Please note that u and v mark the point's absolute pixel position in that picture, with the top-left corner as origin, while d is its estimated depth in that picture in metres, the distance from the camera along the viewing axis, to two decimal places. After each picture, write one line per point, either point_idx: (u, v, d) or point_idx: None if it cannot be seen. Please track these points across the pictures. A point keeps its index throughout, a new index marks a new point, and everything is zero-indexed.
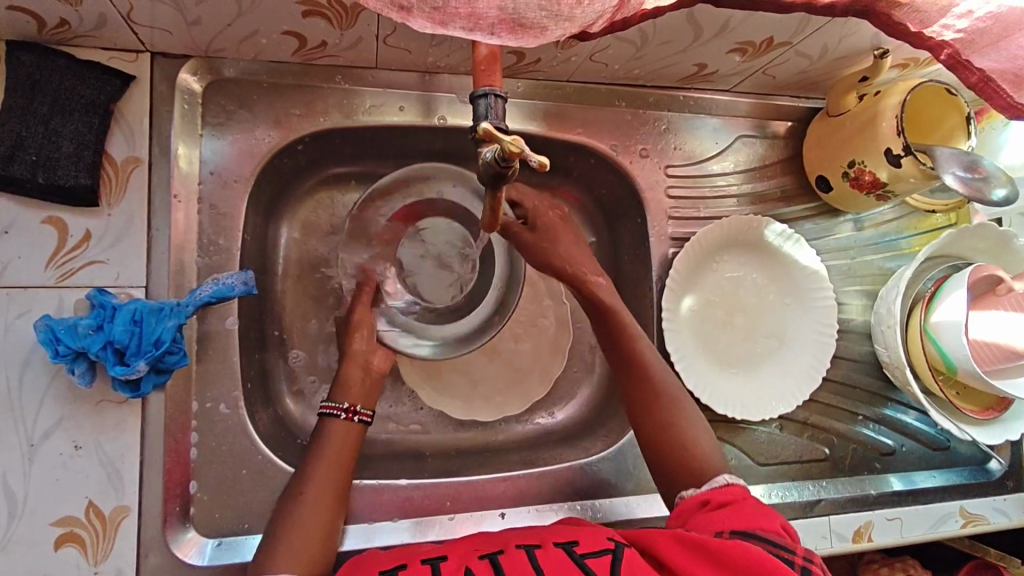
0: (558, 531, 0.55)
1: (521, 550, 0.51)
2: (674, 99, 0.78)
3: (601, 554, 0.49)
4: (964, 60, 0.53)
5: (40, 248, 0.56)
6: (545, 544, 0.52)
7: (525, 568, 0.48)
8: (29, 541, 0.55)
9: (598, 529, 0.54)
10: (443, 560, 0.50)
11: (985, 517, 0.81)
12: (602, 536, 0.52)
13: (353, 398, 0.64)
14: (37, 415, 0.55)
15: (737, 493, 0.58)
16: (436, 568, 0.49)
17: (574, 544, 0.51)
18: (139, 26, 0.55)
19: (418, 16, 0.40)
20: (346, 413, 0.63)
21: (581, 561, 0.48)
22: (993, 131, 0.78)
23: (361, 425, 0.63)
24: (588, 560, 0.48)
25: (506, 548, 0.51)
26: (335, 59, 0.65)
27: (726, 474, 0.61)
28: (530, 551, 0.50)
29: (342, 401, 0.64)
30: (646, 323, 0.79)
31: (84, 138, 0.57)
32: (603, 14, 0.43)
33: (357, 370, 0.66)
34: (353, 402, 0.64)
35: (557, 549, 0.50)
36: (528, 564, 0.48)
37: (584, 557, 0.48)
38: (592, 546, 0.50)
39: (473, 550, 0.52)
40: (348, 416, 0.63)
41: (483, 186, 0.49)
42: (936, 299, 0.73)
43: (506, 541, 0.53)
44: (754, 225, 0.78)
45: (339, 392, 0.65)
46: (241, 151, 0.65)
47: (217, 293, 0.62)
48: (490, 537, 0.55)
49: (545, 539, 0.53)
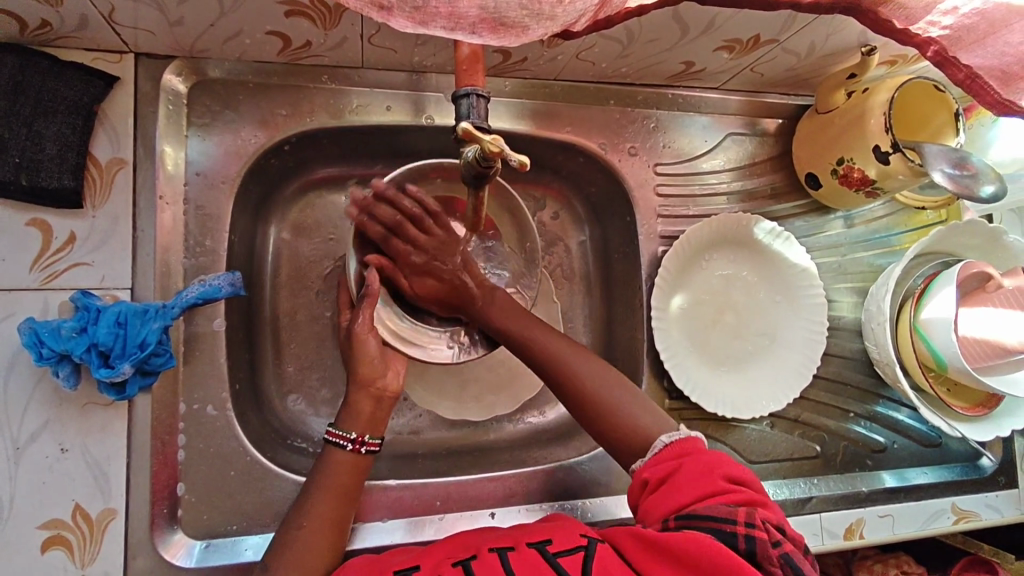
0: (533, 532, 0.55)
1: (495, 554, 0.50)
2: (662, 97, 0.78)
3: (573, 552, 0.49)
4: (951, 57, 0.53)
5: (24, 251, 0.56)
6: (518, 545, 0.52)
7: (497, 568, 0.48)
8: (15, 544, 0.55)
9: (568, 527, 0.54)
10: (416, 570, 0.50)
11: (977, 513, 0.81)
12: (574, 534, 0.53)
13: (361, 427, 0.60)
14: (22, 418, 0.55)
15: (672, 457, 0.57)
16: None
17: (547, 543, 0.51)
18: (122, 27, 0.55)
19: (398, 15, 0.39)
20: (353, 444, 0.59)
21: (553, 560, 0.48)
22: (981, 127, 0.77)
23: (368, 457, 0.59)
24: (560, 559, 0.48)
25: (479, 551, 0.51)
26: (321, 59, 0.64)
27: (667, 433, 0.60)
28: (504, 553, 0.50)
29: (350, 431, 0.59)
30: (637, 322, 0.79)
31: (68, 140, 0.57)
32: (586, 12, 0.43)
33: (368, 400, 0.61)
34: (361, 431, 0.60)
35: (529, 548, 0.50)
36: (502, 563, 0.48)
37: (556, 555, 0.49)
38: (563, 545, 0.51)
39: (447, 558, 0.52)
40: (355, 447, 0.59)
41: (466, 186, 0.49)
42: (925, 297, 0.73)
43: (479, 545, 0.53)
44: (744, 223, 0.78)
45: (345, 418, 0.60)
46: (227, 152, 0.64)
47: (203, 295, 0.61)
48: (464, 542, 0.55)
49: (518, 540, 0.53)
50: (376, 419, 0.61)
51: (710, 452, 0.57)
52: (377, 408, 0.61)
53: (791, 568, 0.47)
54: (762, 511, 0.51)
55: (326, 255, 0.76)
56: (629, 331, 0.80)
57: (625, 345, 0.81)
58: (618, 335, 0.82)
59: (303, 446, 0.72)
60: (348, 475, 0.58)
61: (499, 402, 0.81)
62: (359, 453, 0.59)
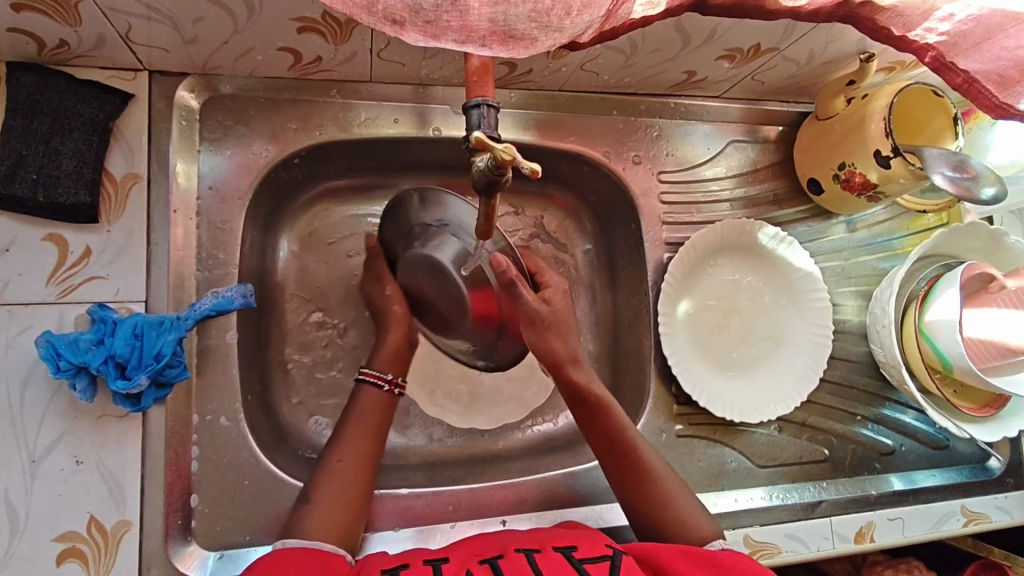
0: (555, 537, 0.56)
1: (522, 554, 0.52)
2: (665, 106, 0.79)
3: (599, 561, 0.51)
4: (948, 62, 0.54)
5: (41, 264, 0.57)
6: (543, 548, 0.53)
7: (526, 567, 0.49)
8: (32, 557, 0.55)
9: (594, 535, 0.56)
10: (446, 561, 0.52)
11: (987, 516, 0.81)
12: (600, 544, 0.54)
13: (394, 370, 0.68)
14: (39, 431, 0.56)
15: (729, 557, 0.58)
16: (438, 568, 0.51)
17: (572, 549, 0.53)
18: (137, 45, 0.56)
19: (411, 30, 0.41)
20: (388, 385, 0.67)
21: (581, 565, 0.50)
22: (980, 130, 0.78)
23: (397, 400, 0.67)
24: (587, 565, 0.50)
25: (507, 551, 0.53)
26: (330, 74, 0.66)
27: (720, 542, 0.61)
28: (531, 553, 0.52)
29: (386, 372, 0.67)
30: (643, 328, 0.79)
31: (84, 156, 0.58)
32: (592, 25, 0.44)
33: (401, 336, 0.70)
34: (394, 374, 0.68)
35: (556, 552, 0.52)
36: (530, 563, 0.50)
37: (583, 562, 0.50)
38: (588, 552, 0.53)
39: (475, 553, 0.53)
40: (390, 388, 0.67)
41: (477, 196, 0.49)
42: (929, 298, 0.74)
43: (506, 544, 0.55)
44: (748, 229, 0.79)
45: (379, 361, 0.68)
46: (239, 166, 0.66)
47: (217, 306, 0.63)
48: (490, 540, 0.57)
49: (544, 543, 0.54)
50: (404, 363, 0.70)
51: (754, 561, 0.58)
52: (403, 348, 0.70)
53: None
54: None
55: (334, 267, 0.76)
56: (636, 338, 0.80)
57: (632, 352, 0.81)
58: (625, 341, 0.82)
59: (316, 457, 0.72)
60: (382, 413, 0.65)
61: (508, 410, 0.81)
62: (392, 394, 0.67)
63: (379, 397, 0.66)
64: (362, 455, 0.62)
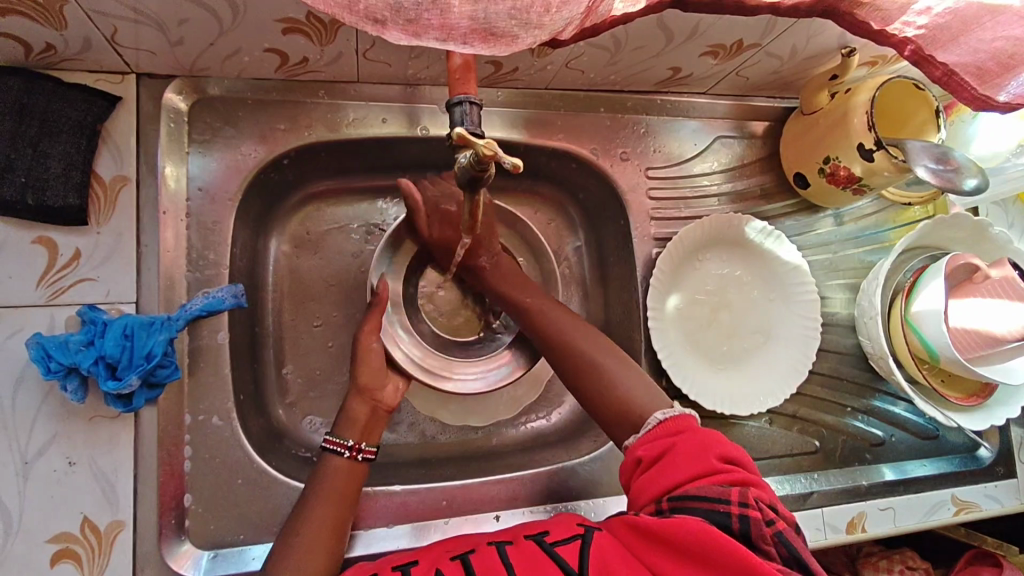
0: (530, 526, 0.57)
1: (492, 547, 0.52)
2: (652, 103, 0.80)
3: (569, 542, 0.51)
4: (927, 55, 0.55)
5: (31, 267, 0.57)
6: (515, 539, 0.54)
7: (496, 563, 0.50)
8: (25, 558, 0.55)
9: (566, 518, 0.56)
10: (415, 565, 0.52)
11: (977, 504, 0.82)
12: (572, 525, 0.54)
13: (357, 434, 0.64)
14: (31, 433, 0.56)
15: (664, 436, 0.57)
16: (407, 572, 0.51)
17: (545, 534, 0.53)
18: (124, 48, 0.56)
19: (392, 28, 0.41)
20: (350, 451, 0.62)
21: (551, 550, 0.50)
22: (962, 123, 0.80)
23: (364, 464, 0.63)
24: (558, 548, 0.50)
25: (478, 546, 0.53)
26: (318, 75, 0.66)
27: (661, 412, 0.60)
28: (501, 546, 0.52)
29: (346, 438, 0.63)
30: (634, 324, 0.80)
31: (73, 159, 0.59)
32: (572, 21, 0.45)
33: (366, 408, 0.66)
34: (357, 439, 0.63)
35: (527, 541, 0.53)
36: (500, 557, 0.50)
37: (553, 546, 0.51)
38: (560, 535, 0.53)
39: (446, 552, 0.54)
40: (352, 454, 0.62)
41: (462, 191, 0.50)
42: (915, 289, 0.75)
43: (479, 540, 0.55)
44: (735, 223, 0.79)
45: (342, 426, 0.64)
46: (228, 167, 0.66)
47: (208, 306, 0.63)
48: (463, 539, 0.57)
49: (517, 534, 0.55)
50: (370, 428, 0.66)
51: (702, 431, 0.57)
52: (372, 417, 0.66)
53: (785, 546, 0.48)
54: (756, 490, 0.51)
55: (325, 267, 0.77)
56: (627, 333, 0.81)
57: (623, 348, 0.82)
58: (616, 337, 0.83)
59: (309, 456, 0.72)
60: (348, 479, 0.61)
61: (499, 408, 0.82)
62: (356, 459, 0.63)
63: (343, 462, 0.62)
64: (333, 526, 0.58)
